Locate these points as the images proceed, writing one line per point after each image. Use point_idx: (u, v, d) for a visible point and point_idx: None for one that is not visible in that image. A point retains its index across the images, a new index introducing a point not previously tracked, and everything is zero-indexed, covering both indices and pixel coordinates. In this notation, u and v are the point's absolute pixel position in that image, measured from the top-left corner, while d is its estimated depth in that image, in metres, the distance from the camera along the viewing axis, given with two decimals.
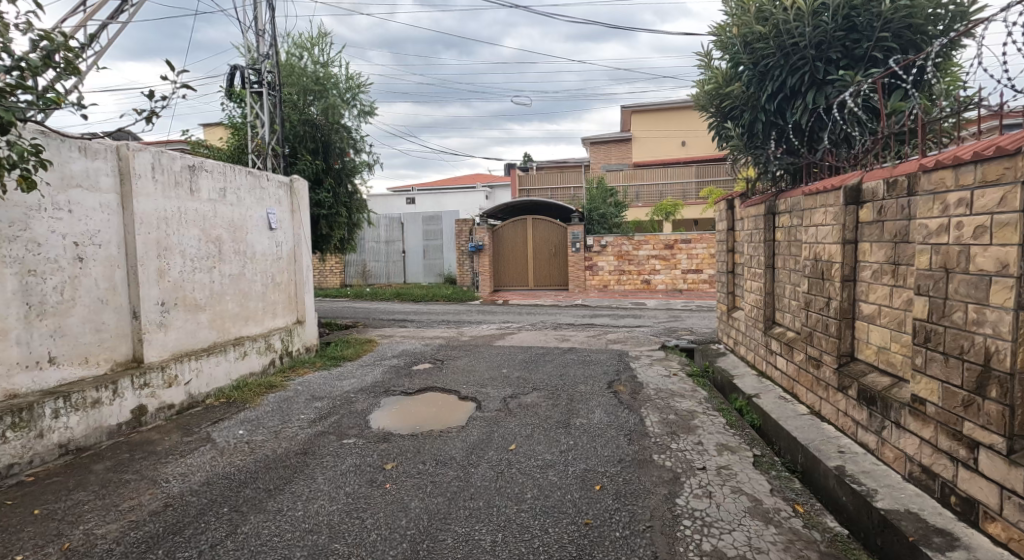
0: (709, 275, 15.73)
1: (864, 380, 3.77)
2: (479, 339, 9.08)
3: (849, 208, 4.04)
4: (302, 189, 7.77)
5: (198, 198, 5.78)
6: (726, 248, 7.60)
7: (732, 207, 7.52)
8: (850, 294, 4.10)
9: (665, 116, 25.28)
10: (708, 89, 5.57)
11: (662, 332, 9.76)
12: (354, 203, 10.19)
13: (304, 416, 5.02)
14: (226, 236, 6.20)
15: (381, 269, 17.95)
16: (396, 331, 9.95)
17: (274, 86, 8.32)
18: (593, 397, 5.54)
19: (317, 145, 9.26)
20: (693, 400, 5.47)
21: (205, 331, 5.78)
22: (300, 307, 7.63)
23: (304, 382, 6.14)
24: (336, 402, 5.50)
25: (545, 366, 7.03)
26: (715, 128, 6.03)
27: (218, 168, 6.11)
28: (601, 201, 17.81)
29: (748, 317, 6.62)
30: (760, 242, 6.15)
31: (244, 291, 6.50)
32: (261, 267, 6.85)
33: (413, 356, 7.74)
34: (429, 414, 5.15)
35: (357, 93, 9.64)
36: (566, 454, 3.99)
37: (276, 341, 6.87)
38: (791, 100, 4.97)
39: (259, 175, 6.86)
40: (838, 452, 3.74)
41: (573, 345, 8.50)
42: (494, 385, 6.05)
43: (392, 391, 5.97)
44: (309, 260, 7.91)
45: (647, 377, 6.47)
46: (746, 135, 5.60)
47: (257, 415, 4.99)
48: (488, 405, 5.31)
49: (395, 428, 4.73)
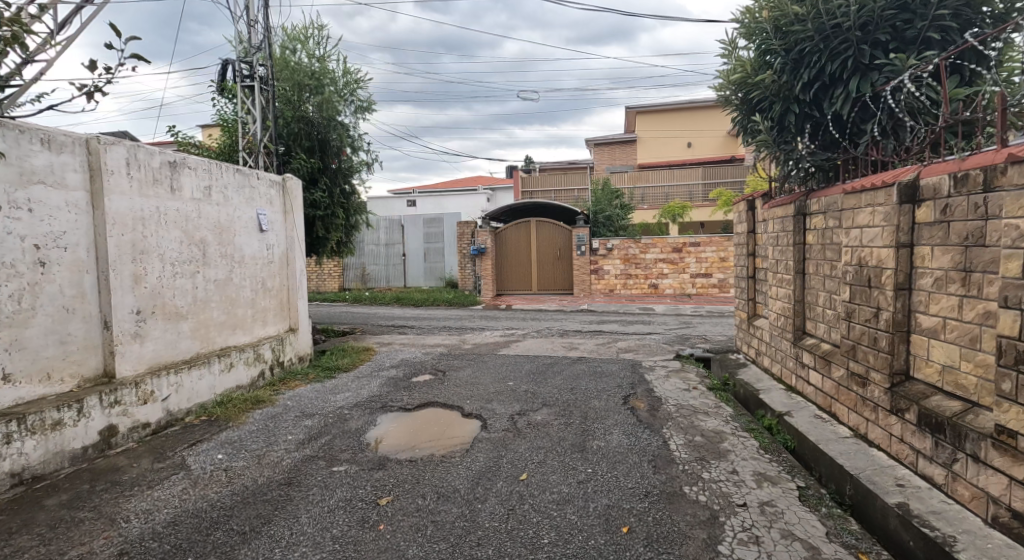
0: (718, 279, 15.29)
1: (925, 404, 3.33)
2: (483, 347, 8.62)
3: (904, 207, 3.59)
4: (296, 189, 7.31)
5: (180, 197, 5.32)
6: (747, 252, 7.13)
7: (753, 208, 7.06)
8: (904, 304, 3.64)
9: (670, 117, 24.85)
10: (734, 80, 5.11)
11: (675, 340, 9.28)
12: (352, 203, 9.74)
13: (292, 437, 4.56)
14: (211, 239, 5.75)
15: (380, 273, 17.49)
16: (395, 338, 9.49)
17: (266, 80, 7.88)
18: (609, 415, 5.07)
19: (313, 143, 8.82)
20: (718, 418, 5.01)
21: (186, 342, 5.32)
22: (293, 314, 7.17)
23: (294, 397, 5.68)
24: (329, 420, 5.04)
25: (554, 378, 6.56)
26: (741, 122, 5.57)
27: (203, 165, 5.65)
28: (607, 204, 17.38)
29: (773, 326, 6.16)
30: (787, 246, 5.69)
31: (231, 298, 6.04)
32: (250, 271, 6.39)
33: (413, 366, 7.28)
34: (430, 434, 4.66)
35: (355, 89, 9.18)
36: (584, 487, 3.53)
37: (266, 352, 6.41)
38: (829, 89, 4.51)
39: (248, 173, 6.40)
40: (897, 485, 3.31)
41: (583, 355, 8.03)
42: (501, 400, 5.59)
43: (390, 406, 5.50)
44: (303, 264, 7.45)
45: (665, 391, 6.00)
46: (775, 129, 5.13)
47: (241, 435, 4.53)
48: (495, 424, 4.85)
49: (391, 451, 4.25)
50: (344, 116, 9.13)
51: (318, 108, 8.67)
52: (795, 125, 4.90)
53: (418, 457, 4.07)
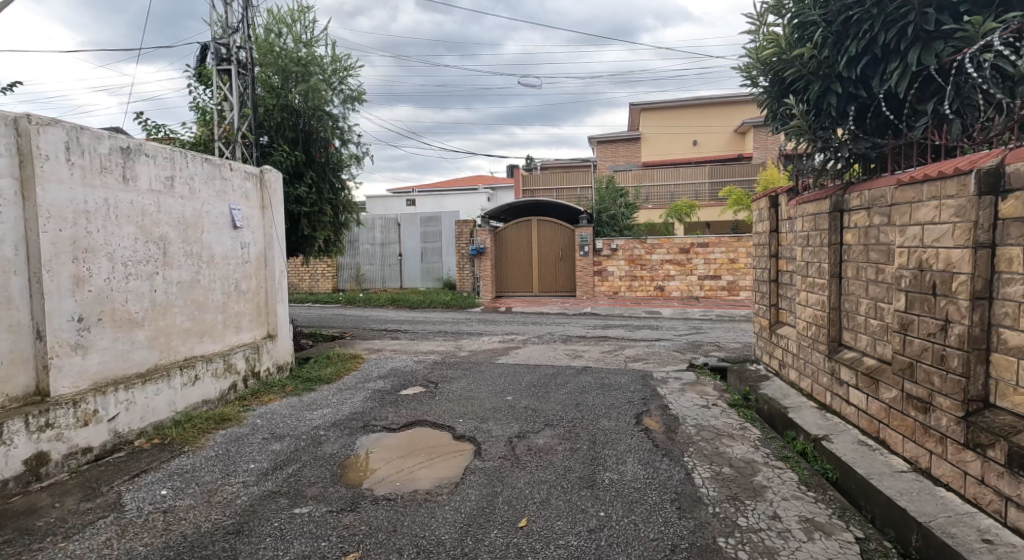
0: (726, 281, 14.68)
1: (1018, 441, 2.74)
2: (480, 355, 7.98)
3: (985, 200, 2.99)
4: (275, 181, 6.67)
5: (136, 188, 4.70)
6: (770, 254, 6.50)
7: (776, 205, 6.43)
8: (983, 316, 3.03)
9: (675, 115, 24.24)
10: (764, 57, 4.49)
11: (686, 347, 8.65)
12: (340, 200, 9.11)
13: (254, 465, 3.93)
14: (174, 236, 5.12)
15: (375, 274, 16.84)
16: (387, 344, 8.87)
17: (245, 63, 7.25)
18: (621, 439, 4.46)
19: (297, 134, 8.20)
20: (746, 443, 4.38)
21: (142, 352, 4.70)
22: (271, 320, 6.55)
23: (266, 414, 5.05)
24: (301, 443, 4.42)
25: (557, 392, 5.92)
26: (770, 106, 4.95)
27: (164, 153, 5.03)
28: (611, 202, 16.73)
29: (801, 337, 5.53)
30: (821, 246, 5.06)
31: (198, 302, 5.42)
32: (220, 272, 5.76)
33: (402, 376, 6.66)
34: (421, 464, 4.01)
35: (344, 76, 8.55)
36: (596, 539, 2.93)
37: (238, 361, 5.79)
38: (879, 65, 3.89)
39: (218, 164, 5.77)
40: (983, 541, 2.72)
41: (588, 364, 7.40)
42: (497, 419, 4.96)
43: (372, 426, 4.88)
44: (283, 265, 6.80)
45: (681, 407, 5.37)
46: (812, 113, 4.52)
47: (194, 463, 3.91)
48: (490, 450, 4.22)
49: (373, 487, 3.60)
50: (332, 106, 8.51)
51: (304, 96, 8.05)
52: (836, 108, 4.29)
53: (401, 496, 3.43)
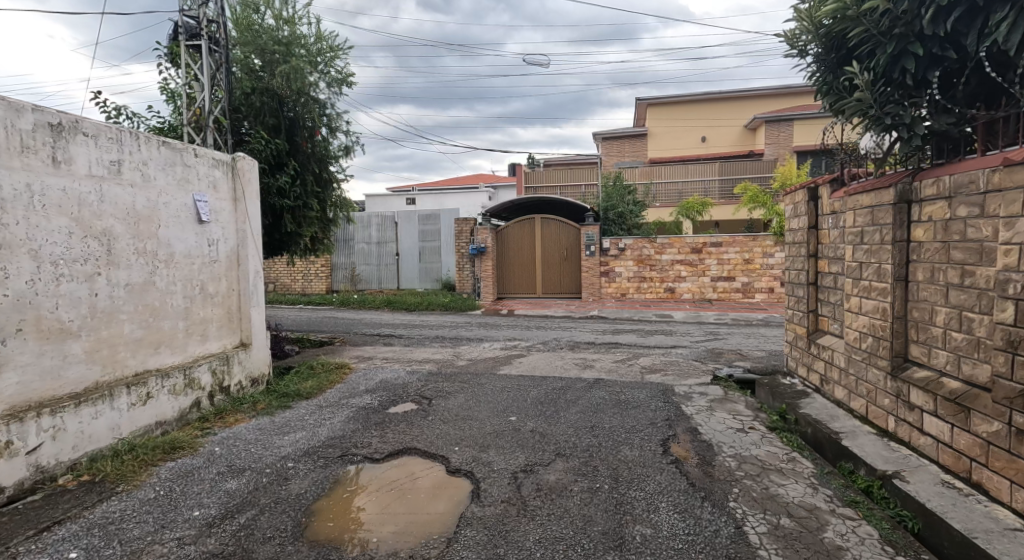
0: (741, 283, 13.92)
1: None
2: (480, 364, 7.22)
3: None
4: (249, 171, 5.91)
5: (70, 172, 3.95)
6: (807, 253, 5.75)
7: (815, 197, 5.69)
8: None
9: (682, 111, 23.51)
10: (821, 13, 3.74)
11: (706, 356, 7.88)
12: (326, 194, 8.39)
13: (198, 514, 3.17)
14: (122, 231, 4.36)
15: (371, 274, 16.07)
16: (379, 351, 8.13)
17: (216, 39, 6.53)
18: (648, 475, 3.71)
19: (279, 120, 7.47)
20: (800, 481, 3.65)
21: (79, 368, 3.95)
22: (244, 326, 5.81)
23: (227, 439, 4.29)
24: (264, 479, 3.68)
25: (567, 411, 5.16)
26: (824, 77, 4.19)
27: (109, 133, 4.27)
28: (618, 199, 15.97)
29: (851, 350, 4.78)
30: (880, 244, 4.31)
31: (154, 309, 4.67)
32: (181, 273, 5.00)
33: (392, 390, 5.91)
34: (409, 497, 3.47)
35: (330, 58, 7.85)
36: None
37: (202, 376, 5.05)
38: (975, 18, 3.18)
39: (180, 148, 5.02)
40: None
41: (600, 375, 6.64)
42: (499, 447, 4.23)
43: (352, 456, 4.12)
44: (258, 264, 6.03)
45: (713, 431, 4.62)
46: (880, 82, 3.78)
47: (124, 510, 3.17)
48: (491, 491, 3.50)
49: (363, 505, 3.35)
50: (316, 90, 7.79)
51: (285, 78, 7.32)
52: (912, 75, 3.56)
53: (397, 509, 3.30)
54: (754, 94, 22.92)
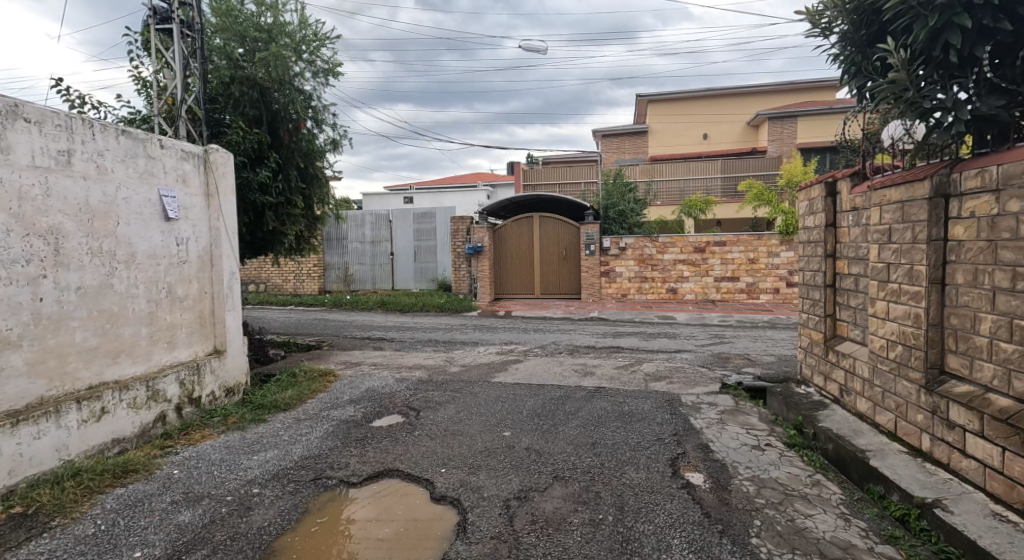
0: (745, 284, 13.52)
1: None
2: (474, 371, 6.80)
3: None
4: (224, 164, 5.48)
5: (9, 163, 3.55)
6: (823, 253, 5.34)
7: (833, 192, 5.28)
8: None
9: (683, 107, 23.11)
10: None
11: (713, 361, 7.46)
12: (312, 191, 7.97)
13: (139, 555, 2.79)
14: (73, 229, 3.95)
15: (365, 274, 15.64)
16: (368, 357, 7.71)
17: (189, 23, 6.13)
18: (656, 504, 3.30)
19: (260, 112, 7.06)
20: (829, 511, 3.24)
21: (18, 383, 3.54)
22: (218, 332, 5.38)
23: (188, 460, 3.86)
24: (225, 507, 3.27)
25: (566, 425, 4.74)
26: (853, 57, 3.78)
27: (55, 119, 3.85)
28: (619, 197, 15.56)
29: (876, 359, 4.37)
30: (913, 243, 3.89)
31: (111, 314, 4.24)
32: (145, 275, 4.59)
33: (378, 401, 5.48)
34: (384, 534, 3.07)
35: (316, 46, 7.44)
36: None
37: (169, 388, 4.63)
38: None
39: (142, 138, 4.61)
40: None
41: (601, 383, 6.22)
42: (491, 468, 3.82)
43: (326, 479, 3.69)
44: (234, 265, 5.60)
45: (726, 449, 4.21)
46: (919, 60, 3.37)
47: (53, 553, 2.77)
48: (480, 525, 3.10)
49: (354, 515, 3.26)
50: (300, 80, 7.38)
51: (266, 66, 6.90)
52: (956, 52, 3.17)
53: (396, 511, 3.30)
54: (756, 91, 22.52)
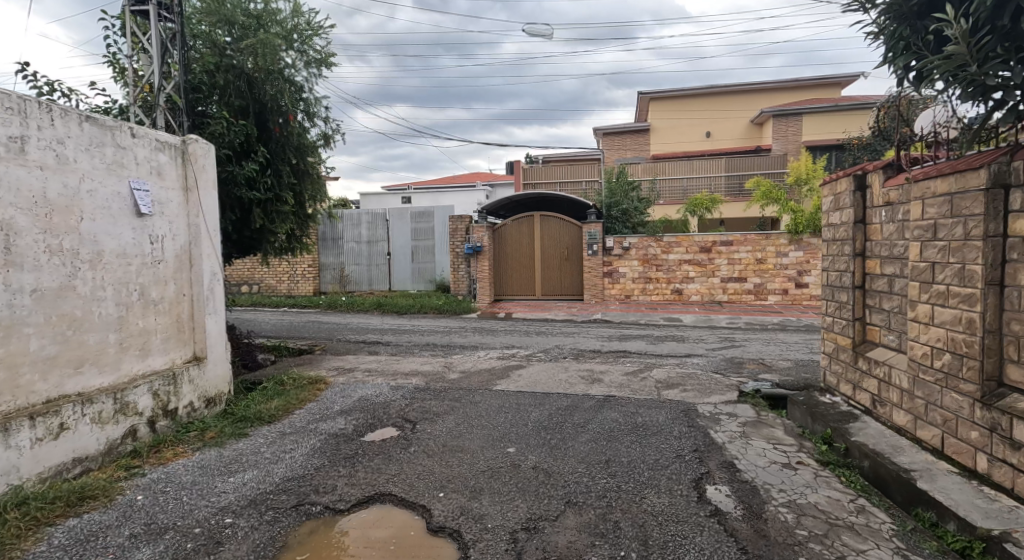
0: (753, 285, 13.13)
1: None
2: (474, 378, 6.38)
3: None
4: (203, 156, 5.06)
5: None
6: (851, 252, 4.91)
7: (863, 186, 4.87)
8: None
9: (685, 105, 22.75)
10: None
11: (726, 367, 7.05)
12: (303, 187, 7.56)
13: None
14: (26, 224, 3.55)
15: (361, 275, 15.22)
16: (362, 363, 7.29)
17: (167, 6, 5.74)
18: (683, 538, 2.90)
19: (247, 103, 6.65)
20: (881, 546, 2.85)
21: None
22: (198, 338, 4.96)
23: (155, 484, 3.45)
24: (190, 543, 2.86)
25: (575, 440, 4.32)
26: (900, 35, 3.39)
27: (6, 101, 3.46)
28: (622, 195, 15.17)
29: (917, 368, 3.97)
30: (966, 240, 3.49)
31: (73, 319, 3.82)
32: (114, 276, 4.17)
33: (370, 412, 5.07)
34: (375, 549, 2.85)
35: (308, 36, 7.04)
36: None
37: (140, 400, 4.21)
38: None
39: (110, 126, 4.21)
40: None
41: (610, 392, 5.81)
42: (496, 491, 3.41)
43: (309, 506, 3.27)
44: (214, 265, 5.17)
45: (754, 468, 3.81)
46: (983, 32, 2.98)
47: None
48: None
49: (340, 552, 2.84)
50: (291, 70, 6.97)
51: (254, 54, 6.50)
52: None
53: (384, 546, 2.88)
54: (760, 88, 22.18)
